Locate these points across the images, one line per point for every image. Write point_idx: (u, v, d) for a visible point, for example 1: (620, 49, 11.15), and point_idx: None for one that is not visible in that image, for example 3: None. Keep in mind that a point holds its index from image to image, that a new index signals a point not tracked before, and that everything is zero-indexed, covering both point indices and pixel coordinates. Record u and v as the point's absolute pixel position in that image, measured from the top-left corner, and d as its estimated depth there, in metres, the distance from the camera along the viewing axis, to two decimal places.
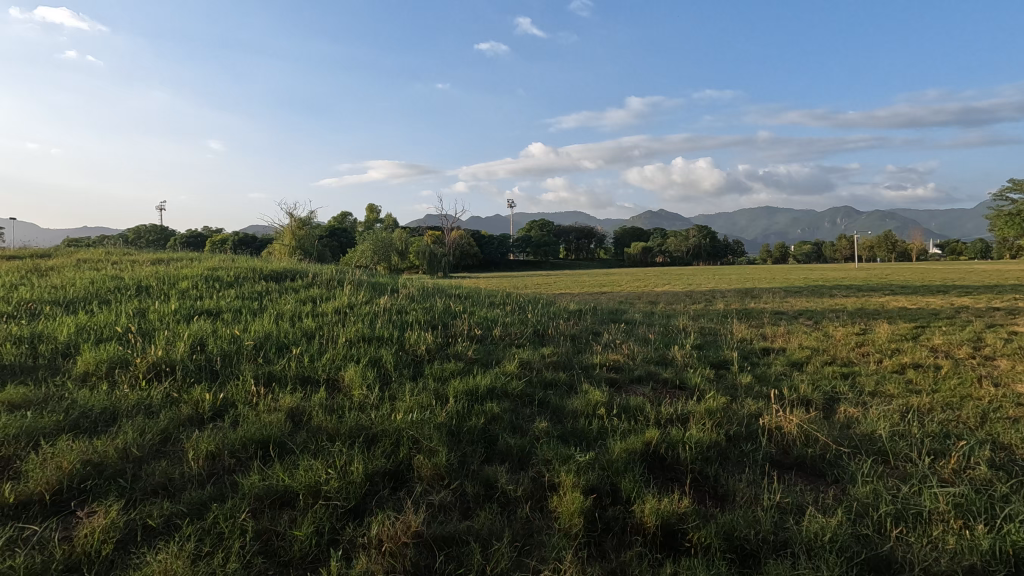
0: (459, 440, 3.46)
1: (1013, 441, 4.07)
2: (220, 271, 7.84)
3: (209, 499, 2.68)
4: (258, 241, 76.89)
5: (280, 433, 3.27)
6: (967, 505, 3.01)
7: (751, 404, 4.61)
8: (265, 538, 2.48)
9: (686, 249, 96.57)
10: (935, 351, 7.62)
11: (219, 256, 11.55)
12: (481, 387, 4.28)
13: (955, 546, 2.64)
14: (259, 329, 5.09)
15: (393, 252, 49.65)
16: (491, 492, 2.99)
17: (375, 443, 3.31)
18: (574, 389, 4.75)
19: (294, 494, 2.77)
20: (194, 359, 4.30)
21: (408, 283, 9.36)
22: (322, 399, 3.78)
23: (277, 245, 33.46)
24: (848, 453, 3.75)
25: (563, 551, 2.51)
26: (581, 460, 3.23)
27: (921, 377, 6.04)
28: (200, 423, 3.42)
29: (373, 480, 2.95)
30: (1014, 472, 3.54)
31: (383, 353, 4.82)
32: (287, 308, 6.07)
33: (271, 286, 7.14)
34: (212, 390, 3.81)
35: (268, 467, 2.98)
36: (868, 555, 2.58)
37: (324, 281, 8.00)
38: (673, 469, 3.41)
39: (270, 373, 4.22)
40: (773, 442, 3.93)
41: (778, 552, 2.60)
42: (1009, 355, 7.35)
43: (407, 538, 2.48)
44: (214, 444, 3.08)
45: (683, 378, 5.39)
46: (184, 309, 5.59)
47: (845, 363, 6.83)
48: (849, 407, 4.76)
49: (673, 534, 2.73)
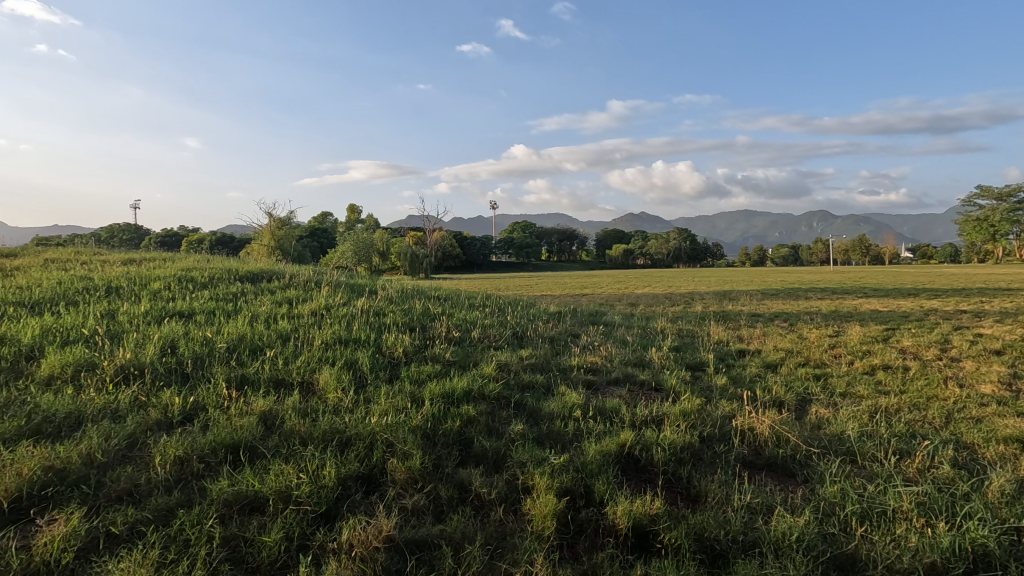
0: (434, 443, 3.45)
1: (975, 440, 4.19)
2: (195, 271, 7.69)
3: (176, 506, 2.63)
4: (234, 241, 75.82)
5: (252, 438, 3.23)
6: (930, 504, 3.09)
7: (726, 405, 4.70)
8: (233, 544, 2.44)
9: (666, 251, 97.81)
10: (904, 352, 7.86)
11: (193, 255, 11.29)
12: (458, 389, 4.28)
13: (917, 543, 2.71)
14: (233, 331, 5.01)
15: (373, 253, 49.30)
16: (464, 495, 3.00)
17: (348, 447, 3.28)
18: (551, 391, 4.78)
19: (264, 500, 2.73)
20: (164, 362, 4.22)
21: (387, 284, 9.37)
22: (295, 403, 3.74)
23: (255, 245, 33.08)
24: (818, 453, 3.83)
25: (535, 554, 2.51)
26: (555, 463, 3.25)
27: (890, 377, 6.23)
28: (168, 428, 3.35)
29: (345, 484, 2.93)
30: (975, 471, 3.66)
31: (359, 355, 4.78)
32: (262, 309, 6.00)
33: (246, 287, 7.05)
34: (183, 393, 3.74)
35: (238, 471, 2.93)
36: (834, 553, 2.64)
37: (301, 282, 7.93)
38: (647, 470, 3.45)
39: (242, 376, 4.16)
40: (745, 442, 3.99)
41: (747, 552, 2.64)
42: (974, 356, 7.63)
43: (378, 543, 2.46)
44: (182, 448, 3.02)
45: (660, 379, 5.47)
46: (156, 311, 5.47)
47: (817, 364, 7.02)
48: (820, 407, 4.86)
49: (645, 535, 2.76)
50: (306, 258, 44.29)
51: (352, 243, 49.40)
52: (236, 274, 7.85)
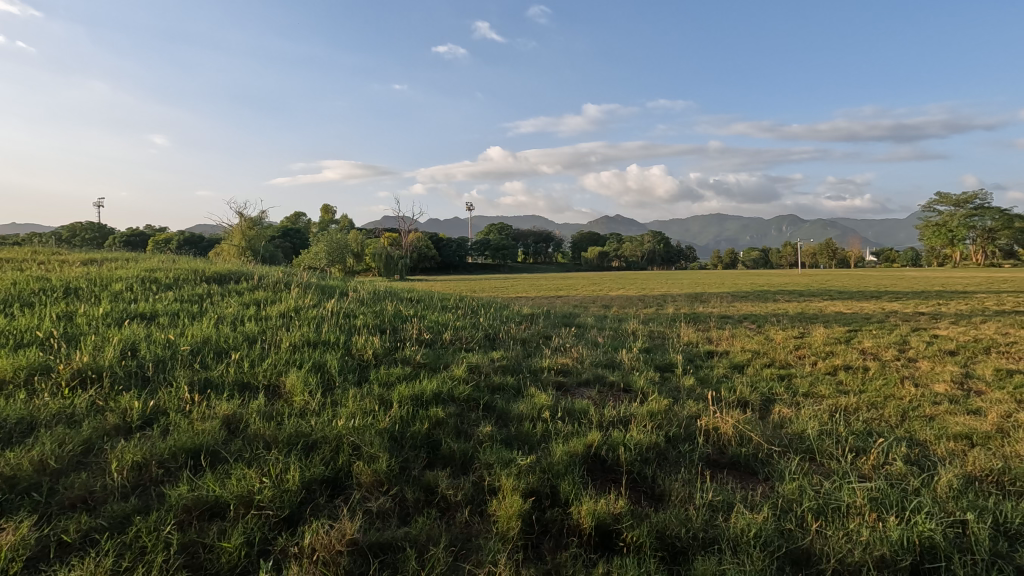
0: (402, 445, 3.44)
1: (927, 437, 4.36)
2: (159, 272, 7.51)
3: (133, 513, 2.57)
4: (203, 241, 74.05)
5: (214, 442, 3.17)
6: (882, 499, 3.22)
7: (692, 405, 4.79)
8: (191, 551, 2.40)
9: (641, 254, 99.18)
10: (865, 352, 8.14)
11: (158, 255, 11.00)
12: (427, 391, 4.27)
13: (867, 536, 2.81)
14: (198, 333, 4.91)
15: (347, 254, 48.70)
16: (431, 497, 2.99)
17: (314, 450, 3.25)
18: (521, 392, 4.81)
19: (225, 505, 2.69)
20: (124, 366, 4.11)
21: (359, 285, 9.29)
22: (260, 406, 3.68)
23: (224, 245, 32.36)
24: (778, 452, 3.93)
25: (499, 554, 2.53)
26: (522, 464, 3.28)
27: (850, 377, 6.43)
28: (126, 433, 3.26)
29: (310, 488, 2.90)
30: (926, 467, 3.81)
31: (327, 357, 4.72)
32: (229, 311, 5.89)
33: (213, 289, 6.89)
34: (142, 397, 3.65)
35: (199, 476, 2.88)
36: (789, 548, 2.73)
37: (269, 283, 7.79)
38: (612, 470, 3.50)
39: (206, 380, 4.07)
40: (709, 441, 4.08)
41: (706, 548, 2.70)
42: (930, 356, 7.93)
43: (341, 547, 2.45)
44: (141, 454, 2.95)
45: (629, 381, 5.53)
46: (116, 313, 5.32)
47: (783, 364, 7.21)
48: (783, 407, 5.00)
49: (608, 534, 2.80)
50: (280, 259, 43.80)
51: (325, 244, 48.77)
52: (203, 275, 7.69)
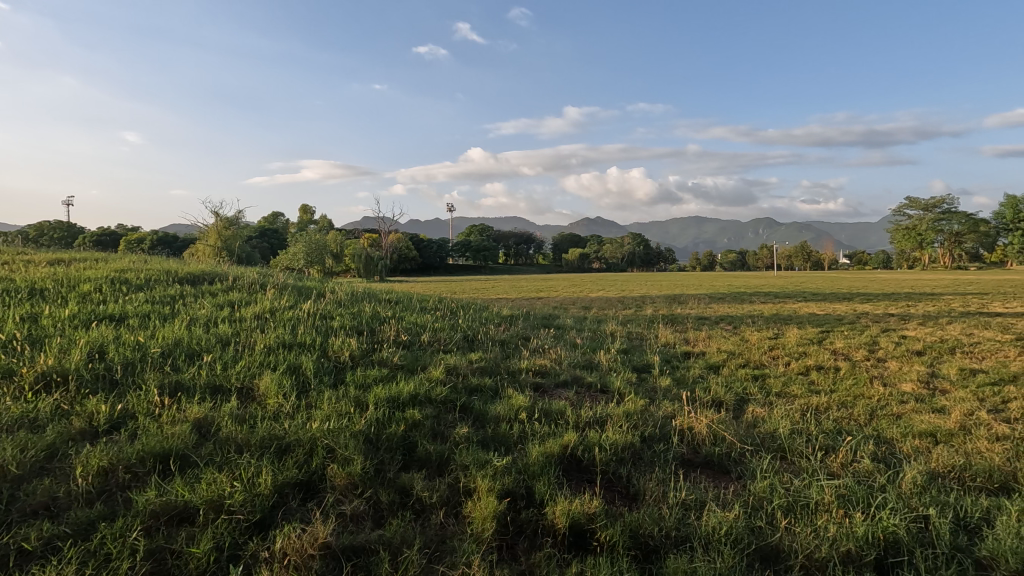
0: (377, 447, 3.43)
1: (894, 435, 4.48)
2: (129, 272, 7.35)
3: (98, 519, 2.51)
4: (177, 241, 72.58)
5: (184, 446, 3.11)
6: (849, 496, 3.30)
7: (668, 405, 4.85)
8: (158, 557, 2.36)
9: (621, 256, 99.98)
10: (836, 353, 8.33)
11: (129, 255, 10.76)
12: (404, 392, 4.26)
13: (834, 532, 2.88)
14: (169, 335, 4.81)
15: (326, 254, 48.14)
16: (406, 499, 2.98)
17: (287, 453, 3.21)
18: (499, 394, 4.82)
19: (194, 510, 2.64)
20: (91, 368, 4.01)
21: (337, 286, 9.18)
22: (232, 409, 3.62)
23: (199, 245, 31.75)
24: (750, 451, 4.00)
25: (473, 556, 2.53)
26: (498, 465, 3.28)
27: (822, 378, 6.57)
28: (92, 438, 3.18)
29: (282, 492, 2.87)
30: (892, 464, 3.92)
31: (302, 359, 4.67)
32: (202, 312, 5.78)
33: (185, 290, 6.75)
34: (110, 401, 3.57)
35: (168, 481, 2.83)
36: (759, 545, 2.78)
37: (244, 284, 7.67)
38: (588, 470, 3.53)
39: (177, 382, 3.99)
40: (684, 441, 4.14)
41: (678, 546, 2.74)
42: (899, 357, 8.14)
43: (313, 551, 2.43)
44: (107, 458, 2.88)
45: (606, 382, 5.56)
46: (83, 314, 5.19)
47: (757, 365, 7.33)
48: (756, 407, 5.08)
49: (582, 534, 2.82)
50: (257, 259, 43.14)
51: (303, 244, 48.15)
52: (176, 275, 7.54)
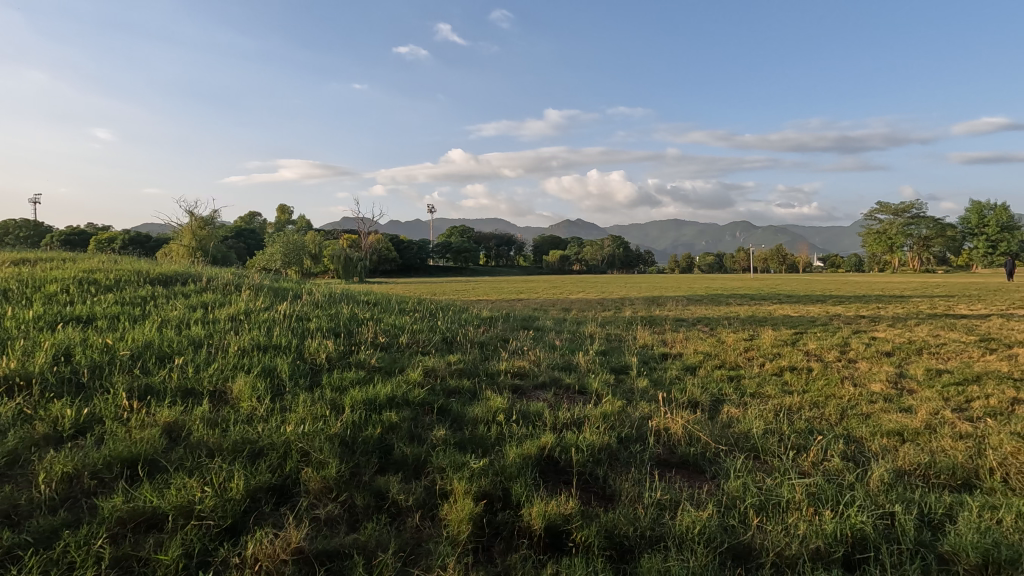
0: (353, 450, 3.40)
1: (863, 434, 4.59)
2: (98, 272, 7.16)
3: (61, 527, 2.45)
4: (149, 241, 70.95)
5: (153, 451, 3.04)
6: (818, 494, 3.37)
7: (645, 406, 4.90)
8: (124, 565, 2.30)
9: (601, 258, 100.65)
10: (809, 354, 8.51)
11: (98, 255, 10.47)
12: (381, 395, 4.23)
13: (804, 530, 2.94)
14: (139, 337, 4.70)
15: (304, 255, 47.50)
16: (381, 503, 2.95)
17: (260, 457, 3.16)
18: (477, 396, 4.81)
19: (162, 516, 2.59)
20: (56, 372, 3.90)
21: (315, 288, 9.06)
22: (204, 413, 3.55)
23: (173, 245, 31.06)
24: (724, 451, 4.07)
25: (448, 558, 2.52)
26: (475, 467, 3.28)
27: (795, 378, 6.70)
28: (57, 443, 3.09)
29: (254, 496, 2.82)
30: (860, 462, 4.02)
31: (277, 362, 4.60)
32: (174, 314, 5.66)
33: (156, 291, 6.60)
34: (76, 405, 3.47)
35: (136, 486, 2.76)
36: (731, 544, 2.82)
37: (218, 285, 7.53)
38: (565, 471, 3.54)
39: (147, 386, 3.90)
40: (660, 442, 4.18)
41: (653, 546, 2.77)
42: (869, 358, 8.35)
43: (286, 556, 2.40)
44: (71, 465, 2.81)
45: (584, 384, 5.59)
46: (49, 316, 5.04)
47: (732, 366, 7.45)
48: (731, 407, 5.17)
49: (558, 535, 2.83)
50: (233, 259, 42.34)
51: (281, 245, 47.45)
52: (147, 276, 7.37)
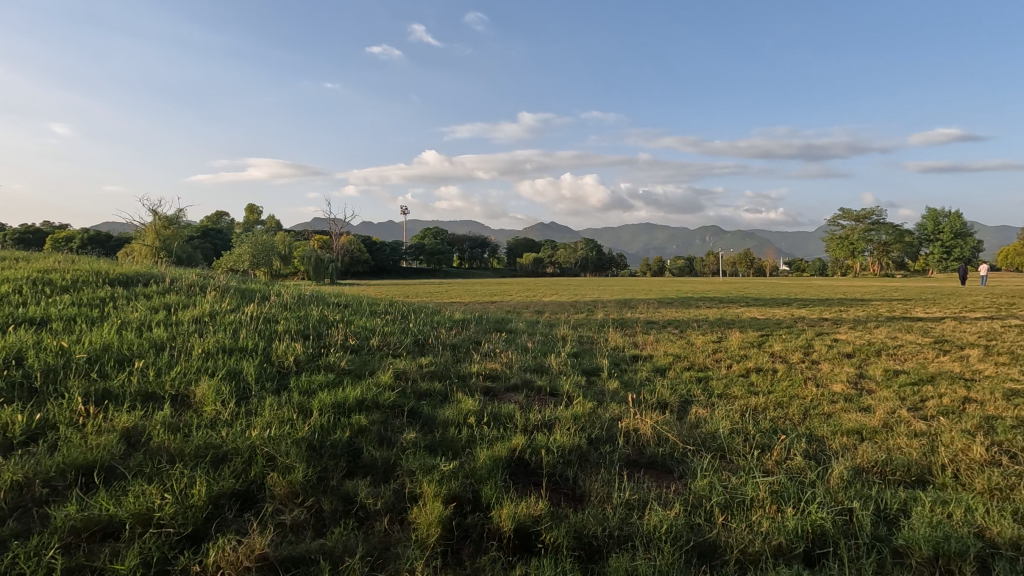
0: (321, 454, 3.34)
1: (824, 433, 4.73)
2: (54, 272, 6.88)
3: (9, 538, 2.34)
4: (110, 241, 68.54)
5: (110, 457, 2.94)
6: (781, 491, 3.47)
7: (615, 407, 4.96)
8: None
9: (574, 261, 101.40)
10: (774, 356, 8.74)
11: (54, 255, 10.04)
12: (350, 398, 4.17)
13: (767, 527, 3.02)
14: (97, 339, 4.53)
15: (274, 256, 46.56)
16: (349, 507, 2.91)
17: (224, 462, 3.09)
18: (448, 398, 4.79)
19: (119, 524, 2.50)
20: (7, 376, 3.73)
21: (284, 289, 8.89)
22: (165, 417, 3.45)
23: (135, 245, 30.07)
24: (691, 450, 4.14)
25: (416, 562, 2.51)
26: (445, 469, 3.27)
27: (761, 379, 6.87)
28: (6, 450, 2.96)
29: (217, 502, 2.75)
30: (821, 460, 4.14)
31: (244, 365, 4.49)
32: (134, 315, 5.48)
33: (116, 292, 6.38)
34: (27, 410, 3.33)
35: (91, 494, 2.66)
36: (697, 542, 2.87)
37: (182, 286, 7.32)
38: (535, 473, 3.55)
39: (104, 390, 3.77)
40: (630, 443, 4.24)
41: (621, 545, 2.80)
42: (831, 359, 8.62)
43: (249, 563, 2.35)
44: (21, 473, 2.69)
45: (556, 386, 5.63)
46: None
47: (700, 367, 7.60)
48: (699, 407, 5.27)
49: (528, 536, 2.84)
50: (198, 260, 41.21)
51: (249, 245, 46.39)
52: (107, 277, 7.12)
